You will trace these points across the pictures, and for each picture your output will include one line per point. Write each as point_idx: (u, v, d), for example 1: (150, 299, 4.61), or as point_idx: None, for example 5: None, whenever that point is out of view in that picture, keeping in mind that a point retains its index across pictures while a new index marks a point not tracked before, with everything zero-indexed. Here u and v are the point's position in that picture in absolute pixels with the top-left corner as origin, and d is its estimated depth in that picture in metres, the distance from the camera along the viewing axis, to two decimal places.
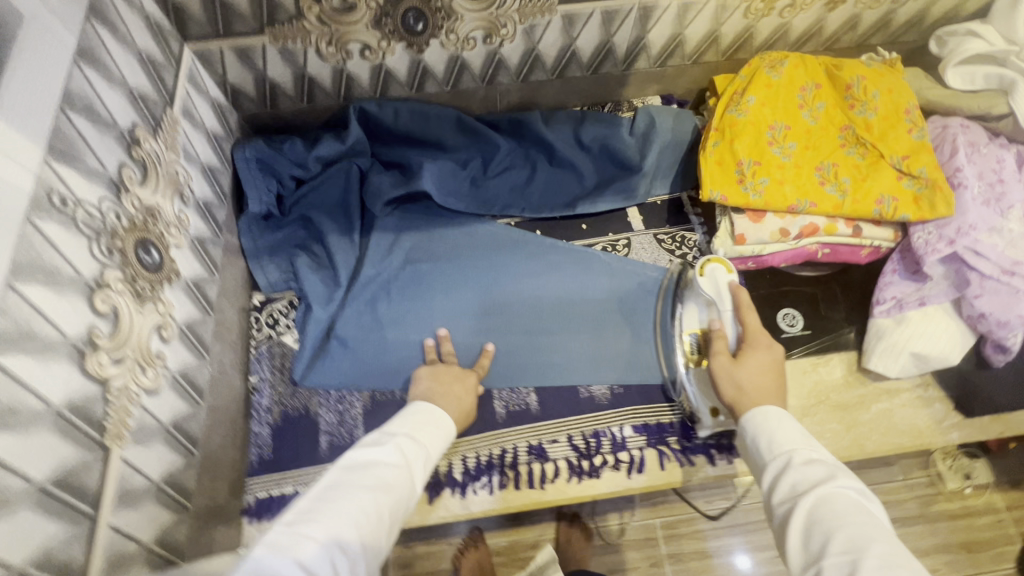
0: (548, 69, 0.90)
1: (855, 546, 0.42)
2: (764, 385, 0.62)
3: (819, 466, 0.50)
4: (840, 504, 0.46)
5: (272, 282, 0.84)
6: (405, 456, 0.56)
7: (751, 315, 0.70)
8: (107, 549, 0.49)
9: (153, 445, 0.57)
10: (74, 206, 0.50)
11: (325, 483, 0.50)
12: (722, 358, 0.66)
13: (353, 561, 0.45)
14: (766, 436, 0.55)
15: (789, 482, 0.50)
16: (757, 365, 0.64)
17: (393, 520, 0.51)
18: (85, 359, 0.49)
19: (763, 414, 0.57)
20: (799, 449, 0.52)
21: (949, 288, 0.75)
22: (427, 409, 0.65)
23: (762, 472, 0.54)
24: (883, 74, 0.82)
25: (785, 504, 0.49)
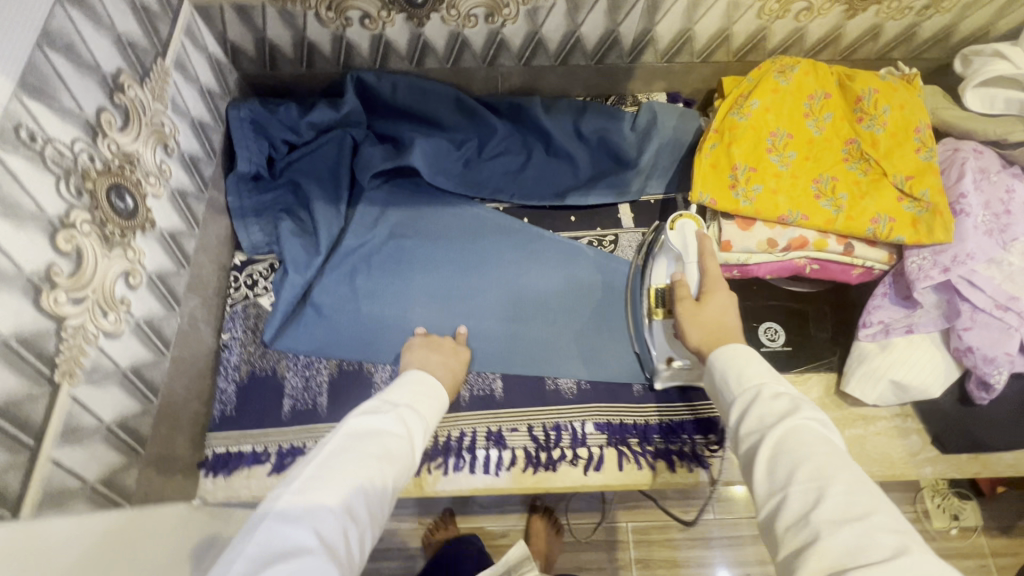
0: (550, 55, 0.89)
1: (820, 475, 0.42)
2: (725, 323, 0.63)
3: (784, 399, 0.49)
4: (803, 434, 0.45)
5: (254, 244, 0.85)
6: (407, 427, 0.56)
7: (712, 261, 0.71)
8: (45, 481, 0.51)
9: (108, 387, 0.59)
10: (43, 143, 0.50)
11: (330, 450, 0.49)
12: (688, 303, 0.67)
13: (362, 528, 0.46)
14: (734, 371, 0.54)
15: (756, 415, 0.48)
16: (719, 306, 0.65)
17: (395, 488, 0.52)
18: (41, 295, 0.50)
19: (725, 350, 0.56)
20: (766, 382, 0.51)
21: (939, 318, 0.72)
22: (421, 379, 0.64)
23: (730, 405, 0.52)
24: (899, 89, 0.78)
25: (751, 437, 0.48)
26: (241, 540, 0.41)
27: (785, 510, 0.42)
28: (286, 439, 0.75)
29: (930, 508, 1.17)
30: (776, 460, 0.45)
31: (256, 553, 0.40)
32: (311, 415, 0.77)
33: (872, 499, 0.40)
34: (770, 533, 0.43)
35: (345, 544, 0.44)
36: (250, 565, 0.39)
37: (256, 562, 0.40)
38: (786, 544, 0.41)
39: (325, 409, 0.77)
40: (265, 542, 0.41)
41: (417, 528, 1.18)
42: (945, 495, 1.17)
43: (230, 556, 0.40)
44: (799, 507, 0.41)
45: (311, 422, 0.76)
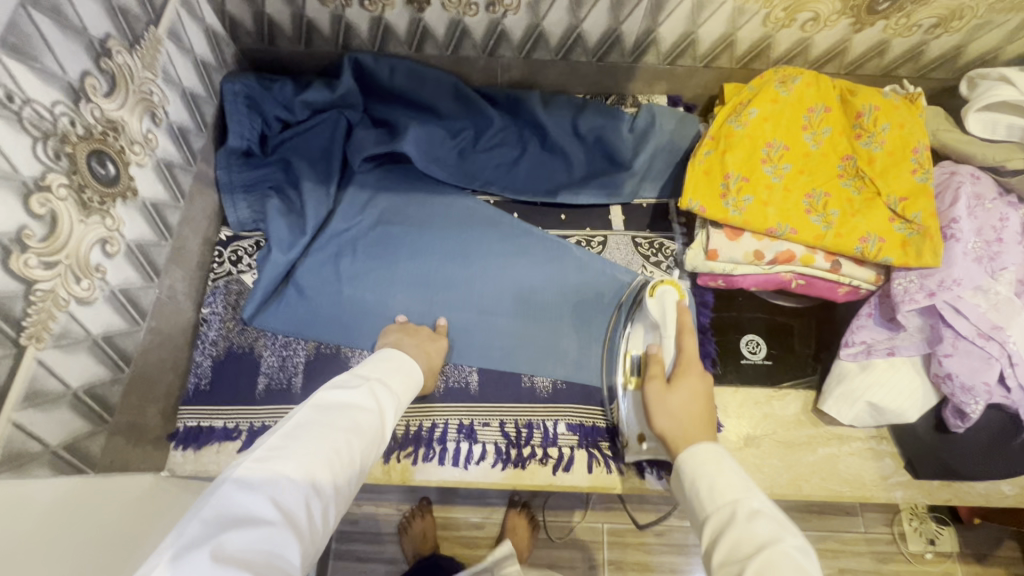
0: (551, 49, 0.88)
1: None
2: (694, 413, 0.61)
3: (763, 521, 0.47)
4: (783, 566, 0.43)
5: (241, 220, 0.85)
6: (378, 401, 0.56)
7: (690, 340, 0.66)
8: (5, 443, 0.51)
9: (77, 354, 0.59)
10: (20, 102, 0.50)
11: (297, 421, 0.49)
12: (655, 384, 0.65)
13: (326, 501, 0.46)
14: (707, 483, 0.52)
15: (731, 541, 0.47)
16: (689, 392, 0.63)
17: (364, 463, 0.51)
18: (10, 257, 0.49)
19: (693, 451, 0.55)
20: (742, 500, 0.49)
21: (922, 343, 0.71)
22: (395, 355, 0.64)
23: (703, 525, 0.50)
24: (900, 107, 0.77)
25: (728, 568, 0.45)
26: (198, 502, 0.42)
27: None
28: (258, 418, 0.75)
29: (905, 531, 1.16)
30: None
31: (211, 517, 0.41)
32: (285, 396, 0.76)
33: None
34: None
35: (306, 515, 0.44)
36: (205, 528, 0.40)
37: (211, 526, 0.40)
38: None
39: (299, 390, 0.77)
40: (222, 507, 0.41)
41: (393, 514, 1.19)
42: (923, 518, 1.17)
43: (187, 520, 0.41)
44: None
45: (284, 402, 0.76)
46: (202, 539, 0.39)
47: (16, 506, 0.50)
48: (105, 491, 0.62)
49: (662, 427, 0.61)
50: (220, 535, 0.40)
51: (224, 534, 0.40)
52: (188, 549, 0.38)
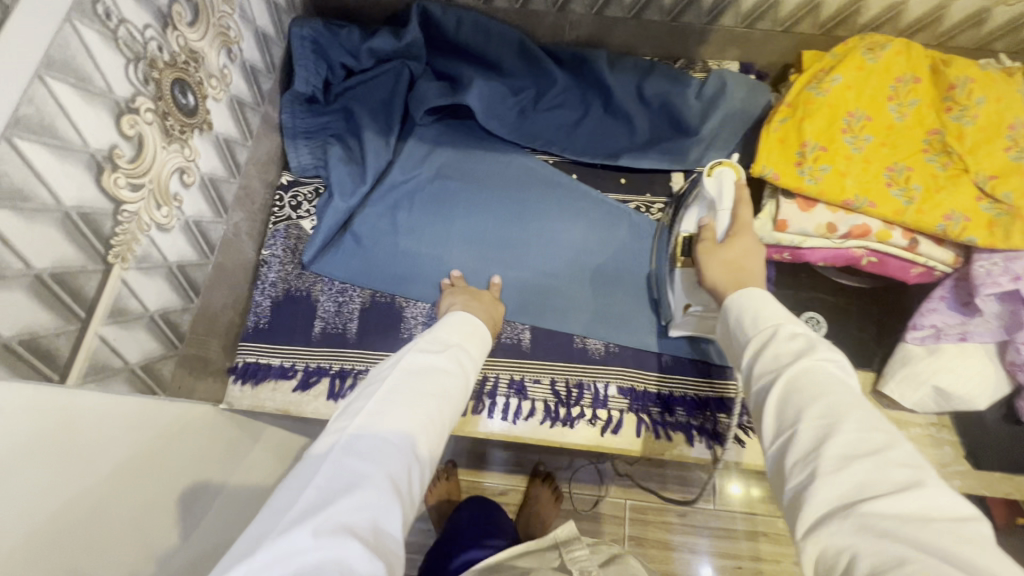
0: (624, 6, 0.85)
1: (836, 411, 0.40)
2: (746, 265, 0.60)
3: (803, 338, 0.46)
4: (820, 372, 0.43)
5: (302, 165, 0.85)
6: (460, 367, 0.57)
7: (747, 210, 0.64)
8: (91, 354, 0.53)
9: (155, 278, 0.60)
10: (117, 23, 0.51)
11: (389, 386, 0.50)
12: (705, 245, 0.64)
13: (423, 466, 0.47)
14: (752, 312, 0.51)
15: (771, 354, 0.46)
16: (741, 250, 0.62)
17: (450, 428, 0.52)
18: (102, 174, 0.50)
19: (743, 293, 0.54)
20: (784, 321, 0.48)
21: (999, 329, 0.68)
22: (466, 318, 0.64)
23: (745, 347, 0.49)
24: (998, 81, 0.72)
25: (764, 376, 0.46)
26: (309, 472, 0.42)
27: (797, 442, 0.40)
28: (314, 359, 0.77)
29: None
30: (788, 397, 0.43)
31: (324, 485, 0.41)
32: (340, 340, 0.78)
33: (887, 431, 0.38)
34: (777, 470, 0.41)
35: (408, 481, 0.44)
36: (319, 496, 0.40)
37: (324, 494, 0.40)
38: (793, 478, 0.39)
39: (354, 336, 0.78)
40: (331, 475, 0.42)
41: None
42: None
43: (300, 488, 0.41)
44: (810, 439, 0.39)
45: (339, 346, 0.77)
46: (315, 509, 0.39)
47: (97, 446, 0.52)
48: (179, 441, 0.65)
49: (713, 278, 0.61)
50: (331, 503, 0.39)
51: (334, 504, 0.39)
52: (303, 520, 0.38)
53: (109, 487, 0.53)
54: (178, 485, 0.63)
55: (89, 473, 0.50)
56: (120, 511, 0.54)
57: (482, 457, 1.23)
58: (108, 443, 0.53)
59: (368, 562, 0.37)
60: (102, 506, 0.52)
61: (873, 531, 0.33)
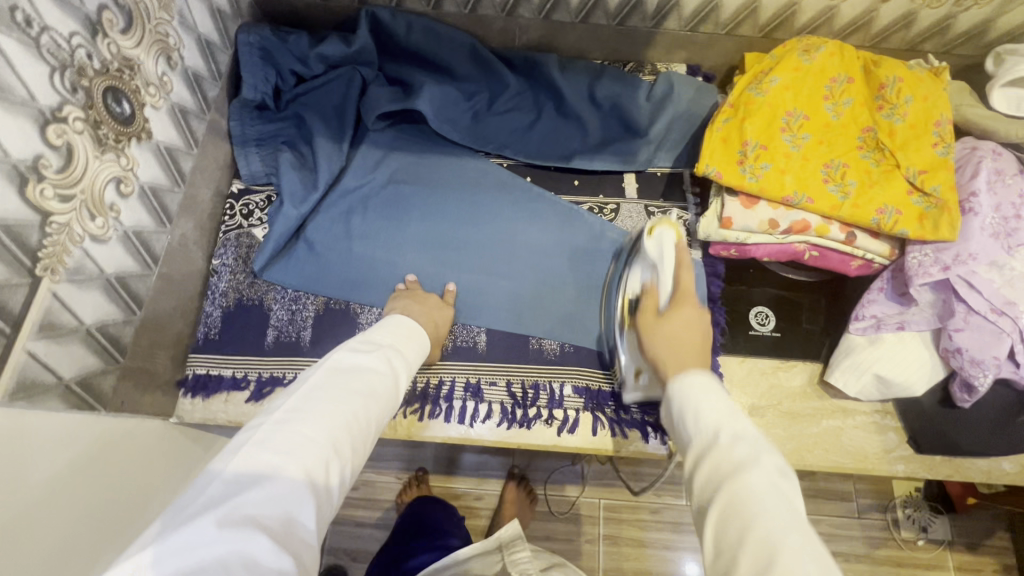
0: (571, 11, 0.87)
1: (772, 538, 0.38)
2: (687, 339, 0.60)
3: (743, 445, 0.45)
4: (756, 489, 0.41)
5: (253, 173, 0.84)
6: (392, 367, 0.57)
7: (688, 274, 0.66)
8: (19, 371, 0.51)
9: (91, 292, 0.59)
10: (39, 30, 0.50)
11: (313, 384, 0.50)
12: (648, 316, 0.65)
13: (344, 462, 0.47)
14: (691, 408, 0.50)
15: (710, 467, 0.45)
16: (682, 320, 0.62)
17: (376, 427, 0.52)
18: (26, 185, 0.49)
19: (681, 376, 0.53)
20: (724, 425, 0.47)
21: (932, 317, 0.70)
22: (402, 321, 0.65)
23: (687, 450, 0.48)
24: (924, 81, 0.76)
25: (706, 493, 0.44)
26: (217, 466, 0.42)
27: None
28: (267, 368, 0.76)
29: (898, 518, 1.16)
30: (725, 518, 0.41)
31: (231, 479, 0.41)
32: (294, 348, 0.77)
33: (826, 564, 0.37)
34: None
35: (326, 475, 0.45)
36: (226, 489, 0.40)
37: (231, 487, 0.40)
38: None
39: (308, 344, 0.77)
40: (240, 469, 0.41)
41: (393, 482, 1.20)
42: (917, 506, 1.17)
43: (206, 481, 0.40)
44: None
45: (293, 354, 0.76)
46: (220, 501, 0.39)
47: (32, 461, 0.50)
48: (115, 452, 0.62)
49: (654, 349, 0.61)
50: (237, 495, 0.39)
51: (240, 495, 0.39)
52: (207, 510, 0.38)
53: (47, 496, 0.51)
54: (125, 494, 0.61)
55: (18, 487, 0.47)
56: (64, 510, 0.52)
57: (453, 462, 1.22)
58: (35, 455, 0.50)
59: (273, 555, 0.37)
60: (40, 517, 0.49)
61: None
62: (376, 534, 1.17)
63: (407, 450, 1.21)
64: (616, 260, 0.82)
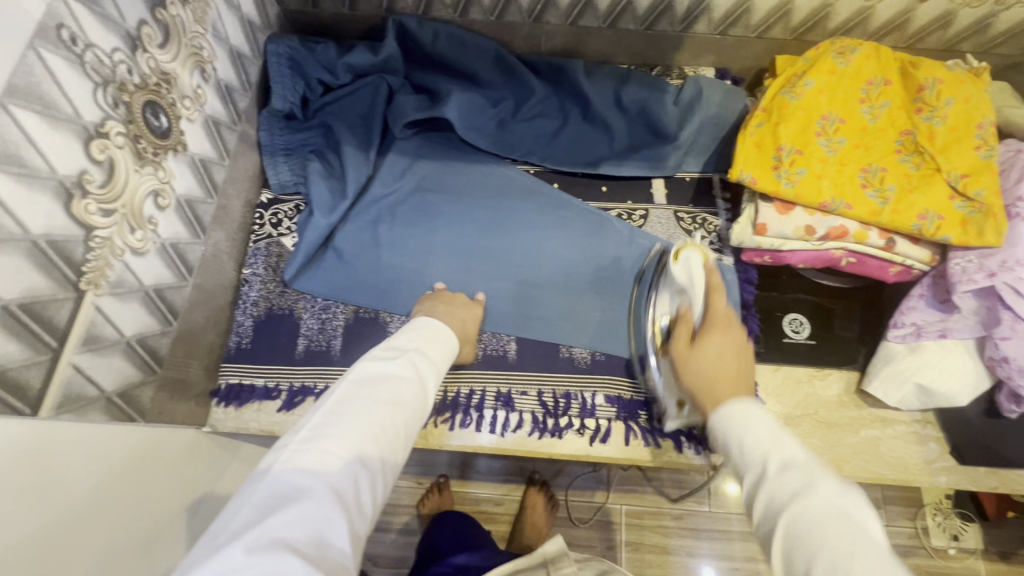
0: (599, 16, 0.86)
1: (839, 569, 0.36)
2: (726, 369, 0.56)
3: (795, 472, 0.42)
4: (817, 514, 0.39)
5: (282, 182, 0.85)
6: (417, 371, 0.56)
7: (722, 297, 0.62)
8: (65, 383, 0.52)
9: (131, 304, 0.60)
10: (83, 47, 0.50)
11: (338, 398, 0.49)
12: (679, 345, 0.61)
13: (373, 474, 0.46)
14: (735, 439, 0.47)
15: (765, 499, 0.42)
16: (717, 347, 0.58)
17: (407, 434, 0.51)
18: (71, 201, 0.50)
19: (723, 411, 0.50)
20: (772, 453, 0.44)
21: (976, 325, 0.68)
22: (429, 324, 0.64)
23: (741, 481, 0.46)
24: (965, 81, 0.73)
25: (767, 525, 0.42)
26: (248, 489, 0.42)
27: None
28: (298, 377, 0.76)
29: (929, 525, 1.13)
30: (790, 552, 0.39)
31: (261, 501, 0.41)
32: (324, 357, 0.77)
33: None
34: None
35: (355, 491, 0.44)
36: (255, 513, 0.40)
37: (260, 510, 0.40)
38: None
39: (338, 353, 0.77)
40: (268, 491, 0.42)
41: (413, 487, 1.20)
42: (948, 514, 1.14)
43: (238, 505, 0.41)
44: None
45: (323, 363, 0.76)
46: (249, 526, 0.39)
47: (78, 471, 0.51)
48: (152, 462, 0.62)
49: (692, 385, 0.57)
50: (265, 519, 0.40)
51: (269, 519, 0.40)
52: (236, 537, 0.38)
53: (91, 502, 0.51)
54: (158, 506, 0.62)
55: (63, 501, 0.48)
56: (101, 527, 0.53)
57: (472, 468, 1.21)
58: (83, 468, 0.51)
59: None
60: (80, 530, 0.50)
61: None
62: (397, 540, 1.17)
63: (428, 455, 1.21)
64: (640, 284, 0.81)
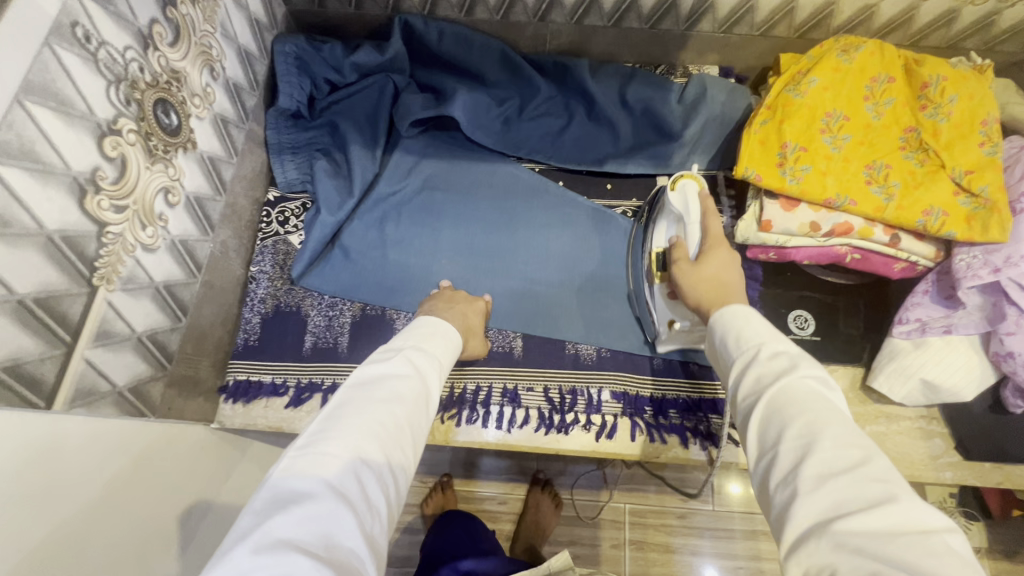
0: (604, 15, 0.87)
1: (811, 430, 0.40)
2: (724, 279, 0.62)
3: (784, 357, 0.46)
4: (799, 389, 0.43)
5: (289, 181, 0.86)
6: (416, 368, 0.56)
7: (717, 222, 0.68)
8: (77, 378, 0.52)
9: (142, 299, 0.60)
10: (97, 45, 0.51)
11: (334, 404, 0.50)
12: (681, 264, 0.66)
13: (377, 470, 0.46)
14: (733, 332, 0.51)
15: (752, 377, 0.46)
16: (717, 262, 0.64)
17: (411, 430, 0.51)
18: (84, 197, 0.50)
19: (724, 311, 0.54)
20: (767, 342, 0.48)
21: (982, 321, 0.68)
22: (425, 322, 0.64)
23: (730, 367, 0.50)
24: (970, 78, 0.73)
25: (749, 398, 0.46)
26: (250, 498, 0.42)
27: (779, 463, 0.40)
28: (306, 374, 0.76)
29: None
30: (767, 419, 0.43)
31: (262, 507, 0.41)
32: (331, 353, 0.77)
33: (863, 446, 0.38)
34: (764, 490, 0.41)
35: (360, 488, 0.44)
36: (258, 518, 0.40)
37: (262, 515, 0.40)
38: (779, 496, 0.39)
39: (346, 349, 0.78)
40: (269, 497, 0.42)
41: (417, 486, 1.20)
42: (951, 512, 1.14)
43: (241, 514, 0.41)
44: (790, 458, 0.40)
45: (331, 360, 0.77)
46: (253, 530, 0.39)
47: (90, 469, 0.51)
48: (161, 463, 0.62)
49: (693, 295, 0.62)
50: (269, 520, 0.40)
51: (272, 520, 0.40)
52: (240, 542, 0.39)
53: (101, 500, 0.51)
54: (163, 506, 0.60)
55: (68, 503, 0.47)
56: (116, 516, 0.53)
57: (476, 467, 1.22)
58: (95, 464, 0.52)
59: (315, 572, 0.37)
60: (96, 521, 0.50)
61: (847, 549, 0.33)
62: (401, 539, 1.17)
63: (431, 453, 1.21)
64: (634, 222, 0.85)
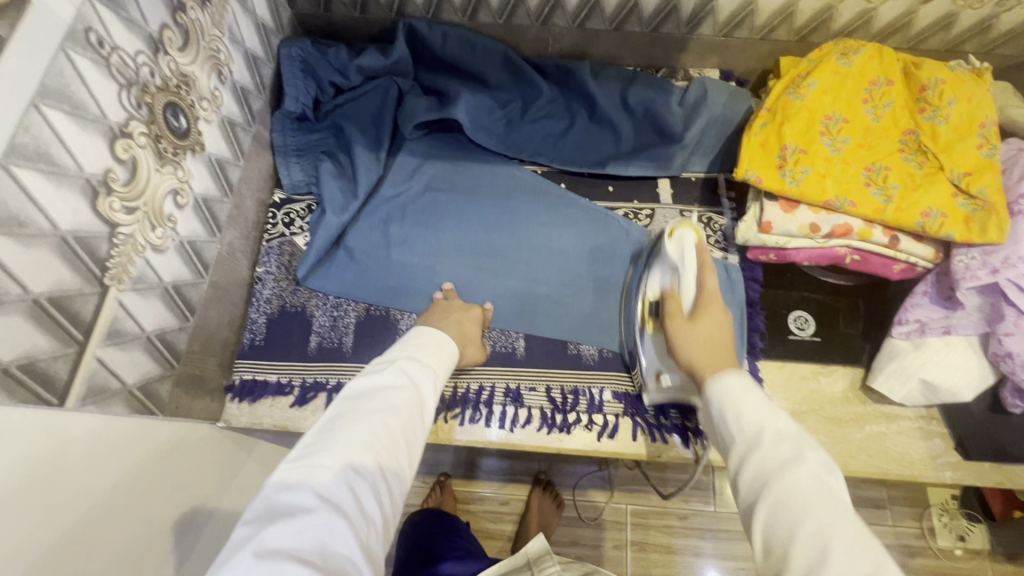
0: (606, 19, 0.88)
1: (823, 535, 0.38)
2: (719, 345, 0.59)
3: (787, 443, 0.45)
4: (804, 484, 0.41)
5: (295, 183, 0.87)
6: (411, 378, 0.57)
7: (712, 277, 0.65)
8: (89, 376, 0.53)
9: (151, 300, 0.61)
10: (110, 50, 0.52)
11: (328, 416, 0.51)
12: (677, 319, 0.63)
13: (371, 480, 0.47)
14: (731, 409, 0.49)
15: (755, 467, 0.45)
16: (712, 324, 0.61)
17: (406, 439, 0.52)
18: (97, 198, 0.51)
19: (721, 382, 0.52)
20: (768, 424, 0.47)
21: (980, 322, 0.69)
22: (422, 331, 0.65)
23: (730, 449, 0.48)
24: (968, 81, 0.74)
25: (753, 490, 0.44)
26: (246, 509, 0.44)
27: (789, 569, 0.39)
28: (311, 374, 0.77)
29: (935, 526, 1.13)
30: (774, 518, 0.41)
31: (257, 518, 0.42)
32: (336, 353, 0.78)
33: (876, 553, 0.37)
34: None
35: (353, 498, 0.45)
36: (252, 528, 0.41)
37: (256, 526, 0.42)
38: None
39: (350, 349, 0.78)
40: (264, 508, 0.43)
41: (420, 486, 1.21)
42: (953, 515, 1.14)
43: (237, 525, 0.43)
44: (802, 566, 0.38)
45: (335, 360, 0.78)
46: (247, 540, 0.41)
47: (98, 470, 0.51)
48: (166, 466, 0.62)
49: (687, 355, 0.59)
50: (262, 530, 0.41)
51: (266, 530, 0.41)
52: (236, 552, 0.40)
53: (111, 498, 0.52)
54: (167, 509, 0.61)
55: (76, 506, 0.48)
56: (126, 518, 0.54)
57: (478, 467, 1.22)
58: (105, 464, 0.52)
59: None
60: (105, 522, 0.51)
61: None
62: None
63: (433, 454, 1.22)
64: (633, 265, 0.82)
